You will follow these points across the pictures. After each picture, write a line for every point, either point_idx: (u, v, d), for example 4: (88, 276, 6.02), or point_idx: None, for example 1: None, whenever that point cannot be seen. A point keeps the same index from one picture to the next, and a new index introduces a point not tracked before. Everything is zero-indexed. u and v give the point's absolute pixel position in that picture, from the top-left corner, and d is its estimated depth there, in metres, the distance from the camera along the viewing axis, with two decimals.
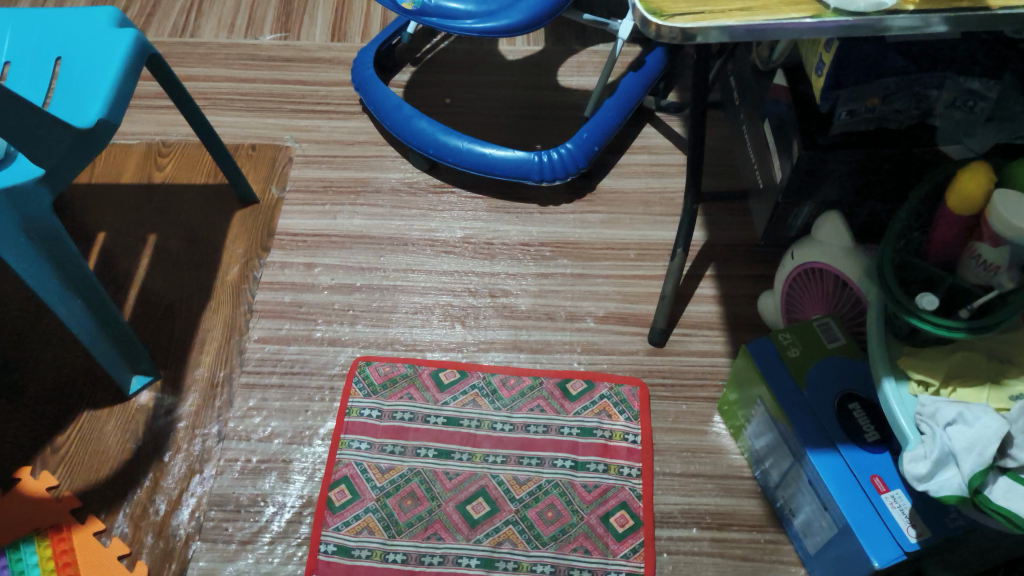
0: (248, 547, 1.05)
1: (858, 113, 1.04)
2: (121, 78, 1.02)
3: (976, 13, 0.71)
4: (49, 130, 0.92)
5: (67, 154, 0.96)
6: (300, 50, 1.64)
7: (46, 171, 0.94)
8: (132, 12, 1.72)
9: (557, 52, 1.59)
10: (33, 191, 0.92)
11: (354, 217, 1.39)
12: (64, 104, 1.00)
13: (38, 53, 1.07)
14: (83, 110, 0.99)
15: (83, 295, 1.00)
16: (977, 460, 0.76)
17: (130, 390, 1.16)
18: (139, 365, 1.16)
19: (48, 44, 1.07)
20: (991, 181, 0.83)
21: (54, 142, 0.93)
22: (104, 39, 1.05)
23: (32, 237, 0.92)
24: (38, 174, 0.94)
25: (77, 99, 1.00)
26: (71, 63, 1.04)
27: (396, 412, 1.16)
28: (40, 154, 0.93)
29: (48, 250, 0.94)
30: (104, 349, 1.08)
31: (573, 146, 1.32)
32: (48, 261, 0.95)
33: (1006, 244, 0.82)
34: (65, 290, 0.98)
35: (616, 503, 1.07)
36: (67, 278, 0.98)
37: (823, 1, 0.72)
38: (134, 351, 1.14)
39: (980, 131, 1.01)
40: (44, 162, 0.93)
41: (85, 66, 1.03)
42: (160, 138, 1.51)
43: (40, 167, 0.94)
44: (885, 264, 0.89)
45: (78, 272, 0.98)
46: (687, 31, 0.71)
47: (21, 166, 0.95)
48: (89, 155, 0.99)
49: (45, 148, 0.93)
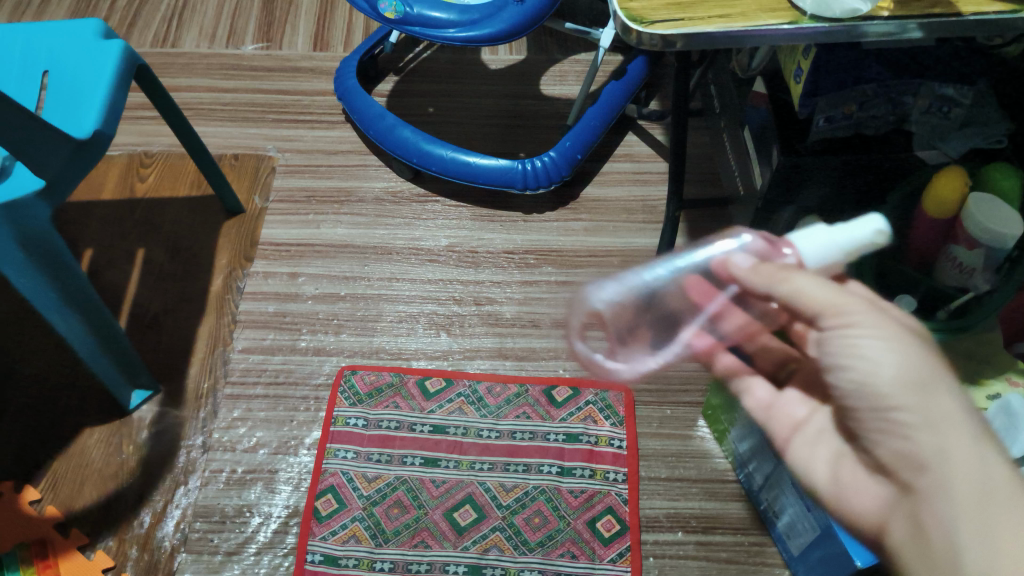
0: (234, 558, 1.05)
1: (836, 121, 1.03)
2: (113, 89, 1.01)
3: (948, 19, 0.73)
4: (49, 139, 0.89)
5: (67, 165, 0.93)
6: (282, 60, 1.64)
7: (47, 183, 0.92)
8: (111, 21, 1.71)
9: (540, 61, 1.60)
10: (32, 203, 0.89)
11: (338, 227, 1.39)
12: (59, 115, 0.99)
13: (26, 69, 1.06)
14: (78, 121, 0.97)
15: (81, 308, 0.99)
16: None
17: (131, 405, 1.16)
18: (139, 379, 1.15)
19: (35, 59, 1.06)
20: (965, 185, 0.88)
21: (55, 153, 0.91)
22: (92, 51, 1.04)
23: (30, 253, 0.90)
24: (40, 186, 0.92)
25: (71, 111, 0.99)
26: (60, 76, 1.03)
27: (382, 421, 1.16)
28: (42, 162, 0.90)
29: (47, 264, 0.92)
30: (102, 362, 1.07)
31: (556, 154, 1.33)
32: (46, 276, 0.93)
33: (981, 247, 0.85)
34: (64, 304, 0.96)
35: (602, 508, 1.08)
36: (65, 290, 0.96)
37: (799, 8, 0.74)
38: (133, 366, 1.12)
39: (955, 137, 1.03)
40: (45, 173, 0.91)
41: (75, 77, 1.02)
42: (142, 148, 1.50)
43: (41, 179, 0.91)
44: (864, 265, 0.93)
45: (76, 285, 0.96)
46: (668, 39, 0.72)
47: (21, 178, 0.93)
48: (88, 165, 0.96)
49: (45, 158, 0.90)
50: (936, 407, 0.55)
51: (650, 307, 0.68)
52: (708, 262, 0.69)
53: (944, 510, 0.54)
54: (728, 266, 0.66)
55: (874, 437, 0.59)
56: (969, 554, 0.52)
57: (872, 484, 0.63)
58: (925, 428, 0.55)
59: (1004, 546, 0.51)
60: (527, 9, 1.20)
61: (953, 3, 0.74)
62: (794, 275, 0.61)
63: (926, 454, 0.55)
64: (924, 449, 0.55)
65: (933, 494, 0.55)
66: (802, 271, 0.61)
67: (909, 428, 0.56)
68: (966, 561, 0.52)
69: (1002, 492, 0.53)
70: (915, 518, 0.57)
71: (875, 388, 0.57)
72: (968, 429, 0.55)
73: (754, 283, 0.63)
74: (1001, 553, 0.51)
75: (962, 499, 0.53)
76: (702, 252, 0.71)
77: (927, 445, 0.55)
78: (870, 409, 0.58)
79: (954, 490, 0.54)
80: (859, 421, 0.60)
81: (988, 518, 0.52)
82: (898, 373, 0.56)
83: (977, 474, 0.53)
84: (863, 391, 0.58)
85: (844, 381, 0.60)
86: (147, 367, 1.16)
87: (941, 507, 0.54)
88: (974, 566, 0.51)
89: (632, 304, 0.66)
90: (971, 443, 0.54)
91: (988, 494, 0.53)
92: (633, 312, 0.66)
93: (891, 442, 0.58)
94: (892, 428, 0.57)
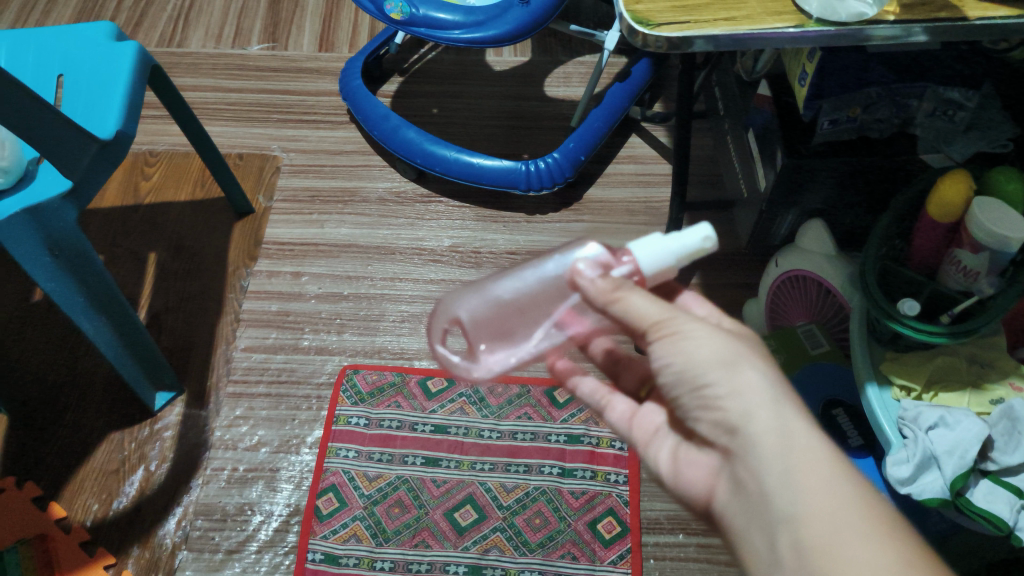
0: (235, 556, 1.05)
1: (839, 124, 1.05)
2: (132, 89, 1.01)
3: (955, 23, 0.72)
4: (73, 139, 0.89)
5: (91, 166, 0.93)
6: (287, 60, 1.64)
7: (74, 184, 0.91)
8: (118, 21, 1.72)
9: (544, 63, 1.60)
10: (59, 205, 0.89)
11: (342, 227, 1.39)
12: (79, 115, 0.98)
13: (37, 72, 1.04)
14: (101, 122, 0.96)
15: (106, 311, 0.99)
16: (959, 465, 0.80)
17: (156, 406, 1.16)
18: (163, 381, 1.16)
19: (48, 63, 1.04)
20: (969, 189, 0.88)
21: (80, 153, 0.90)
22: (106, 53, 1.03)
23: (57, 256, 0.90)
24: (66, 187, 0.90)
25: (93, 112, 0.98)
26: (76, 77, 1.02)
27: (384, 420, 1.16)
28: (68, 162, 0.90)
29: (74, 268, 0.92)
30: (127, 364, 1.07)
31: (560, 155, 1.34)
32: (73, 279, 0.93)
33: (985, 250, 0.85)
34: (89, 308, 0.96)
35: (603, 510, 1.08)
36: (91, 295, 0.96)
37: (806, 13, 0.74)
38: (157, 366, 1.13)
39: (960, 141, 1.02)
40: (72, 174, 0.90)
41: (93, 79, 1.01)
42: (147, 147, 1.51)
43: (68, 180, 0.90)
44: (868, 269, 0.92)
45: (101, 287, 0.96)
46: (673, 41, 0.72)
47: (45, 178, 0.91)
48: (110, 165, 0.96)
49: (69, 159, 0.90)
50: (742, 379, 0.59)
51: (505, 316, 0.71)
52: (560, 272, 0.68)
53: (755, 466, 0.57)
54: (576, 274, 0.65)
55: (695, 415, 0.62)
56: (780, 501, 0.56)
57: (699, 458, 0.64)
58: (729, 397, 0.59)
59: (806, 489, 0.55)
60: (532, 11, 1.20)
61: (959, 7, 0.74)
62: (629, 292, 0.62)
63: (735, 419, 0.59)
64: (733, 414, 0.59)
65: (746, 454, 0.58)
66: (637, 287, 0.63)
67: (721, 400, 0.59)
68: (778, 508, 0.56)
69: (802, 444, 0.57)
70: (735, 479, 0.60)
71: (692, 369, 0.60)
72: (769, 393, 0.59)
73: (595, 300, 0.63)
74: (804, 496, 0.55)
75: (770, 455, 0.57)
76: (561, 260, 0.69)
77: (735, 411, 0.59)
78: (689, 390, 0.62)
79: (760, 448, 0.57)
80: (680, 402, 0.63)
81: (790, 467, 0.56)
82: (709, 354, 0.60)
83: (778, 432, 0.57)
84: (682, 374, 0.61)
85: (665, 374, 0.62)
86: (169, 368, 1.17)
87: (754, 464, 0.58)
88: (784, 510, 0.55)
89: (485, 316, 0.71)
90: (771, 405, 0.58)
91: (790, 448, 0.57)
92: (489, 323, 0.71)
93: (708, 416, 0.61)
94: (706, 403, 0.60)
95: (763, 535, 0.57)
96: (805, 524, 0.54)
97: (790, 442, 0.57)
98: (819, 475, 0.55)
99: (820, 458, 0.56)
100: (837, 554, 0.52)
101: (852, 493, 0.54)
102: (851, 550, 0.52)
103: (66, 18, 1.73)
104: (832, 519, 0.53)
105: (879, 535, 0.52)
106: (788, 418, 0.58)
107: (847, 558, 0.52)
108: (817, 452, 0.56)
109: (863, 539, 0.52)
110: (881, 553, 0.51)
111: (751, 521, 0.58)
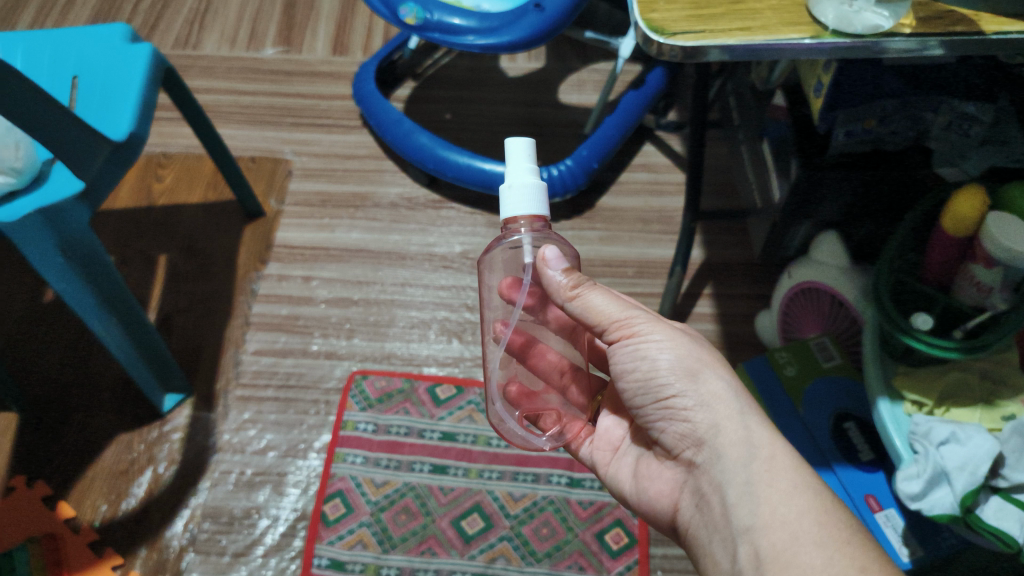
0: (242, 560, 1.05)
1: (855, 135, 1.02)
2: (146, 87, 1.01)
3: (972, 37, 0.70)
4: (86, 140, 0.89)
5: (103, 167, 0.92)
6: (301, 64, 1.65)
7: (86, 184, 0.90)
8: (135, 24, 1.73)
9: (557, 70, 1.61)
10: (72, 207, 0.88)
11: (353, 231, 1.39)
12: (93, 115, 0.98)
13: (54, 71, 1.03)
14: (115, 123, 0.96)
15: (115, 310, 0.98)
16: (970, 480, 0.79)
17: (165, 408, 1.17)
18: (172, 383, 1.16)
19: (64, 64, 1.03)
20: (984, 205, 0.85)
21: (92, 153, 0.90)
22: (119, 56, 1.03)
23: (68, 257, 0.89)
24: (79, 187, 0.89)
25: (104, 112, 0.98)
26: (89, 78, 1.01)
27: (392, 427, 1.16)
28: (79, 163, 0.89)
29: (85, 268, 0.92)
30: (138, 366, 1.07)
31: (573, 162, 1.33)
32: (84, 279, 0.92)
33: (999, 265, 0.84)
34: (100, 307, 0.96)
35: (611, 521, 1.07)
36: (103, 294, 0.95)
37: (821, 23, 0.73)
38: (167, 368, 1.13)
39: (974, 154, 1.01)
40: (85, 175, 0.89)
41: (107, 81, 1.01)
42: (161, 149, 1.52)
43: (81, 180, 0.89)
44: (880, 286, 0.92)
45: (111, 286, 0.96)
46: (687, 50, 0.71)
47: (60, 176, 0.91)
48: (121, 165, 0.96)
49: (84, 160, 0.89)
50: (707, 389, 0.65)
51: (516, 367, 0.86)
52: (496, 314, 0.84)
53: (719, 478, 0.63)
54: (543, 262, 0.68)
55: (660, 426, 0.67)
56: (740, 512, 0.60)
57: (662, 474, 0.70)
58: (698, 410, 0.64)
59: (766, 498, 0.60)
60: (547, 16, 1.19)
61: (974, 21, 0.72)
62: (590, 289, 0.67)
63: (702, 432, 0.64)
64: (702, 426, 0.64)
65: (710, 467, 0.64)
66: (594, 286, 0.68)
67: (689, 412, 0.65)
68: (738, 518, 0.60)
69: (765, 454, 0.61)
70: (700, 493, 0.65)
71: (657, 380, 0.66)
72: (735, 404, 0.64)
73: (554, 292, 0.68)
74: (764, 506, 0.60)
75: (736, 466, 0.62)
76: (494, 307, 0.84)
77: (703, 423, 0.64)
78: (654, 402, 0.67)
79: (725, 461, 0.62)
80: (646, 412, 0.68)
81: (752, 480, 0.61)
82: (673, 363, 0.65)
83: (743, 443, 0.62)
84: (648, 384, 0.66)
85: (631, 381, 0.68)
86: (178, 370, 1.17)
87: (718, 476, 0.63)
88: (744, 520, 0.60)
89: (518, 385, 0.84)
90: (738, 417, 0.63)
91: (753, 459, 0.61)
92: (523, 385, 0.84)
93: (673, 428, 0.66)
94: (673, 414, 0.66)
95: (725, 547, 0.61)
96: (762, 532, 0.59)
97: (754, 453, 0.62)
98: (780, 485, 0.60)
99: (780, 467, 0.61)
100: (790, 561, 0.56)
101: (809, 501, 0.59)
102: (804, 556, 0.56)
103: (83, 20, 1.73)
104: (788, 527, 0.58)
105: (832, 541, 0.56)
106: (752, 430, 0.63)
107: (800, 564, 0.56)
108: (779, 463, 0.61)
109: (817, 544, 0.56)
110: (834, 558, 0.55)
111: (712, 531, 0.63)
